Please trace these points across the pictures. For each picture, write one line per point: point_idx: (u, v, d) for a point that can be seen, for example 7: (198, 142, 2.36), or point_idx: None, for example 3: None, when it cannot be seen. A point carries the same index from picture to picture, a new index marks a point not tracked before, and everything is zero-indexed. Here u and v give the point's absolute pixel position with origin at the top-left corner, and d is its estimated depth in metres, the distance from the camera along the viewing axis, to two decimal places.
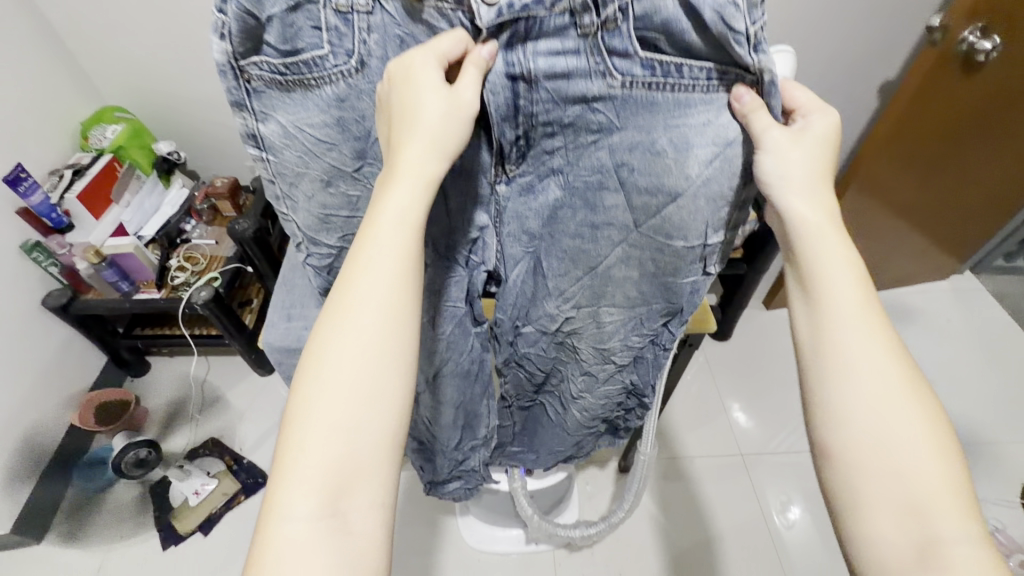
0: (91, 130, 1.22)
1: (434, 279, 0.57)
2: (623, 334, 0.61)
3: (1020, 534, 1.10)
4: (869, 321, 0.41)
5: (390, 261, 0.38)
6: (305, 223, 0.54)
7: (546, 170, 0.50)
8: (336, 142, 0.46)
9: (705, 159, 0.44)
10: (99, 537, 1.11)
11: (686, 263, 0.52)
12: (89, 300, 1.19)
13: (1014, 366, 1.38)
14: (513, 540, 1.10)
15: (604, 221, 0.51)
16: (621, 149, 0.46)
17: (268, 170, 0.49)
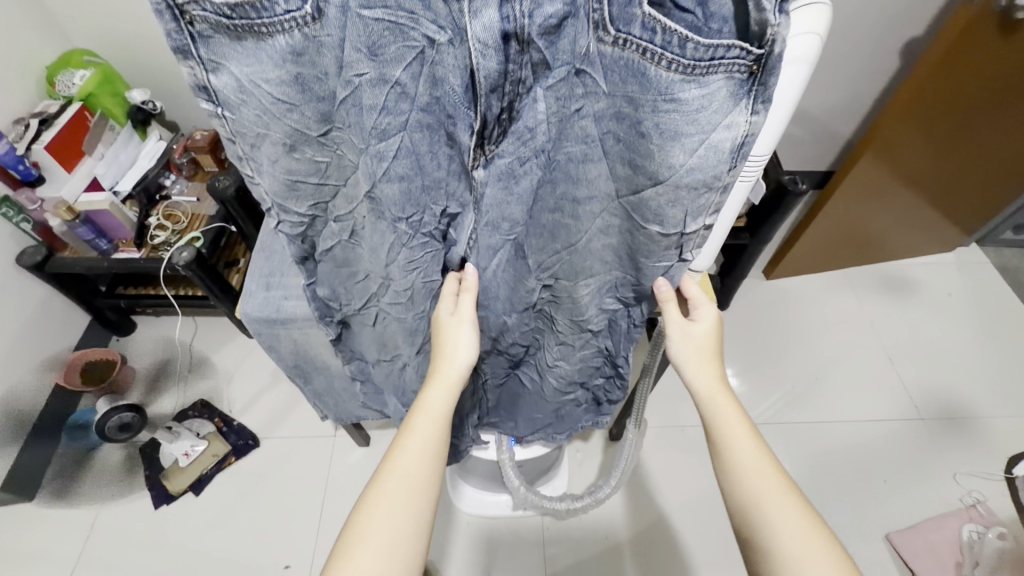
0: (57, 75, 1.13)
1: (411, 255, 0.53)
2: (598, 298, 0.59)
3: (1000, 505, 1.12)
4: (766, 470, 0.50)
5: (423, 439, 0.52)
6: (272, 188, 0.47)
7: (530, 150, 0.44)
8: (296, 101, 0.41)
9: (690, 148, 0.41)
10: (90, 494, 1.12)
11: (659, 248, 0.50)
12: (66, 257, 1.14)
13: (1011, 340, 1.36)
14: (502, 505, 1.10)
15: (586, 196, 0.48)
16: (606, 119, 0.42)
17: (226, 128, 0.42)
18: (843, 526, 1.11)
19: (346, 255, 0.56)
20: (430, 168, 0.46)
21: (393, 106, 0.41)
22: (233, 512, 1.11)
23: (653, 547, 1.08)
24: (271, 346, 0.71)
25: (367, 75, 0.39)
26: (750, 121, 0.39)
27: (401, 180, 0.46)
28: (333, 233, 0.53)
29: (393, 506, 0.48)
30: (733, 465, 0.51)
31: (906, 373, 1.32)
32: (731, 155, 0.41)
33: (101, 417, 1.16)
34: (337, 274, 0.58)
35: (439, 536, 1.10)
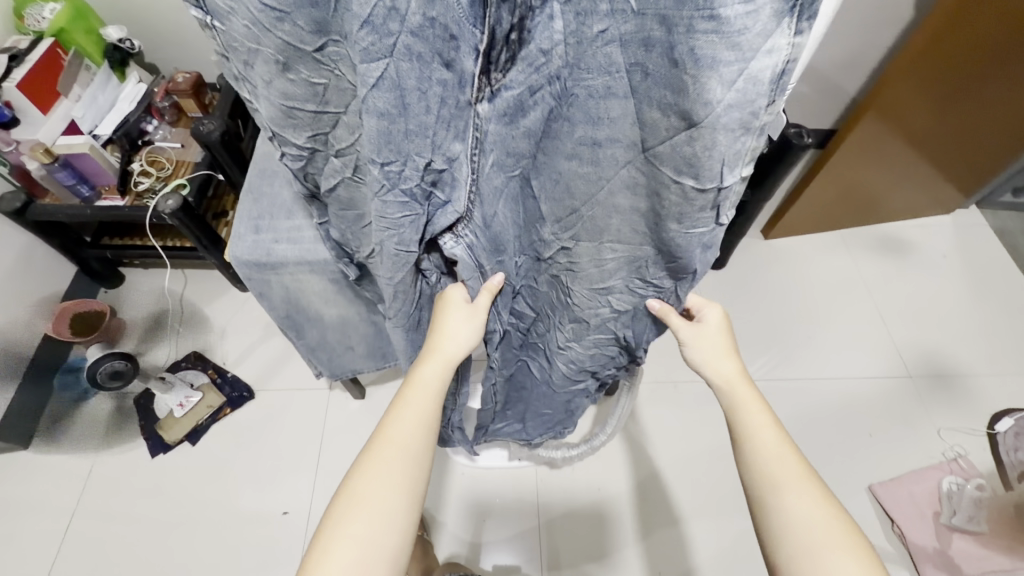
0: (27, 8, 1.07)
1: (382, 210, 0.43)
2: (625, 276, 0.53)
3: (981, 459, 1.16)
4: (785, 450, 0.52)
5: (427, 399, 0.54)
6: (270, 114, 0.42)
7: (542, 78, 0.37)
8: (285, 6, 0.33)
9: (728, 80, 0.31)
10: (87, 443, 1.13)
11: (693, 209, 0.41)
12: (47, 205, 1.10)
13: (1002, 301, 1.37)
14: (497, 456, 1.14)
15: (607, 137, 0.39)
16: (635, 48, 0.34)
17: (218, 41, 0.37)
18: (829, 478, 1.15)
19: (350, 196, 0.48)
20: (415, 106, 0.37)
21: (379, 24, 0.32)
22: (230, 460, 1.12)
23: (642, 495, 1.11)
24: (263, 293, 0.70)
25: None
26: (795, 43, 0.30)
27: (382, 117, 0.36)
28: (334, 171, 0.46)
29: (390, 471, 0.50)
30: (747, 440, 0.54)
31: (897, 332, 1.33)
32: (770, 87, 0.32)
33: (93, 362, 1.09)
34: (344, 217, 0.52)
35: (435, 484, 1.13)
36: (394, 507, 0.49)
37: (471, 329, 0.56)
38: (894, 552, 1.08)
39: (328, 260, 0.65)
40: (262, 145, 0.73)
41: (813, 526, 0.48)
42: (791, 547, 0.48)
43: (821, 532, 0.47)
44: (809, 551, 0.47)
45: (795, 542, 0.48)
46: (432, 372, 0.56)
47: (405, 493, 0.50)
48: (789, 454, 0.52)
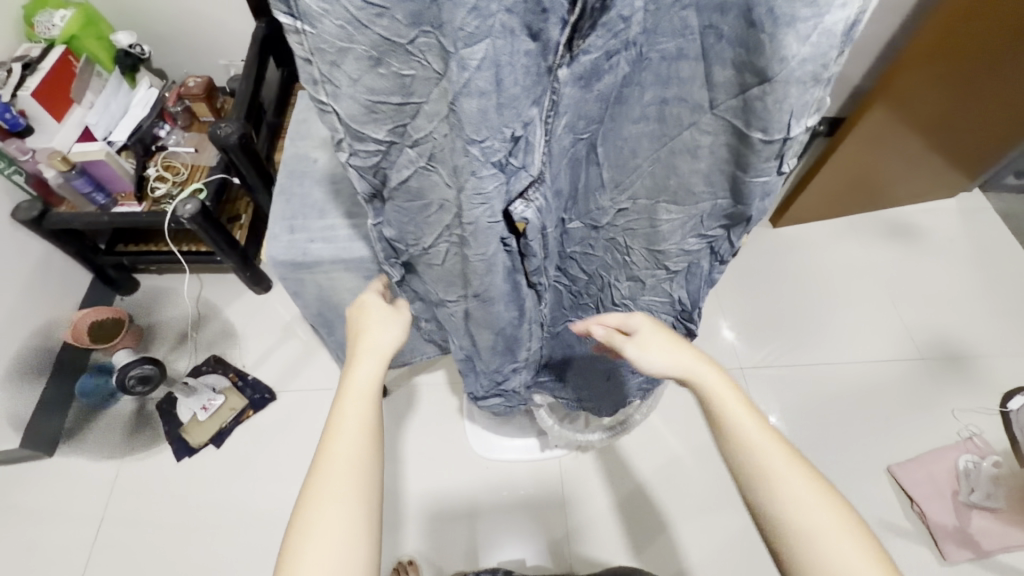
0: (36, 16, 1.08)
1: (479, 186, 0.40)
2: (683, 232, 0.51)
3: (996, 438, 1.18)
4: (775, 445, 0.50)
5: (364, 405, 0.54)
6: (350, 114, 0.38)
7: (622, 44, 0.36)
8: (386, 0, 0.30)
9: (804, 35, 0.31)
10: (111, 450, 1.13)
11: (759, 160, 0.40)
12: (63, 212, 1.10)
13: (1012, 283, 1.39)
14: (527, 448, 1.15)
15: (675, 96, 0.39)
16: (709, 11, 0.33)
17: (303, 45, 0.33)
18: (846, 461, 1.17)
19: (420, 186, 0.46)
20: (507, 82, 0.34)
21: (484, 8, 0.30)
22: (254, 462, 1.13)
23: (665, 484, 1.13)
24: (298, 293, 0.70)
25: None
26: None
27: (481, 98, 0.34)
28: (409, 162, 0.43)
29: (337, 485, 0.48)
30: (737, 441, 0.51)
31: (910, 316, 1.34)
32: (842, 38, 0.32)
33: (120, 370, 1.10)
34: (408, 209, 0.49)
35: (460, 477, 1.15)
36: (351, 524, 0.47)
37: (394, 330, 0.61)
38: (914, 531, 1.09)
39: (363, 257, 0.66)
40: (291, 146, 0.74)
41: (806, 509, 0.47)
42: (793, 535, 0.47)
43: (826, 524, 0.46)
44: (807, 533, 0.46)
45: (802, 539, 0.46)
46: (367, 372, 0.56)
47: (360, 507, 0.48)
48: (779, 447, 0.50)
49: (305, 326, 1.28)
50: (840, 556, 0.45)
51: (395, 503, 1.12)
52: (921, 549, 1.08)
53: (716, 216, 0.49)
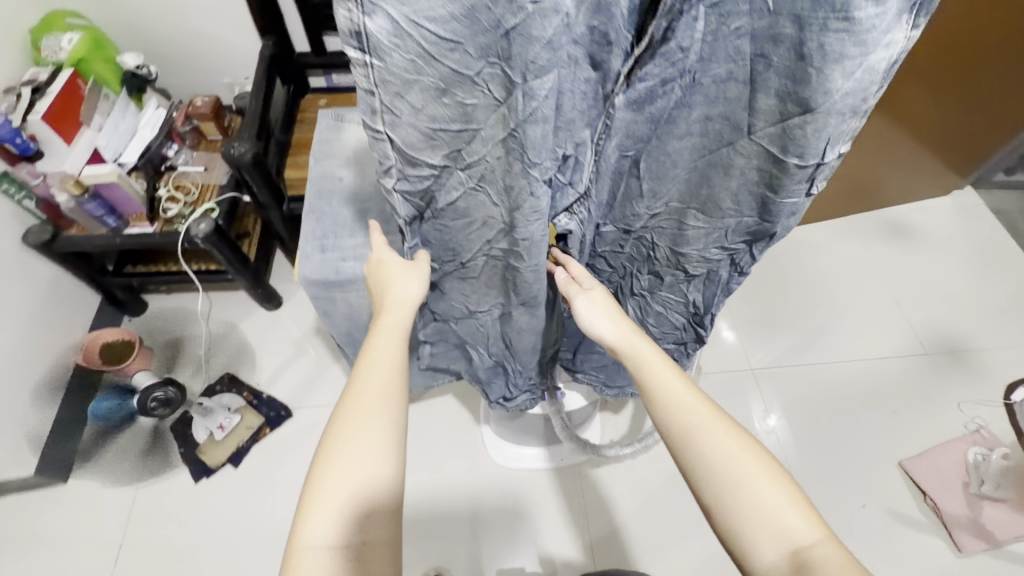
0: (43, 40, 1.08)
1: (533, 206, 0.42)
2: (710, 239, 0.51)
3: (1002, 429, 1.21)
4: (698, 404, 0.50)
5: (392, 352, 0.52)
6: (407, 140, 0.39)
7: (676, 71, 0.36)
8: (460, 36, 0.31)
9: (849, 72, 0.32)
10: (126, 474, 1.11)
11: (792, 182, 0.41)
12: (73, 236, 1.09)
13: (1007, 277, 1.43)
14: (543, 457, 1.14)
15: (720, 114, 0.39)
16: (763, 40, 0.33)
17: (369, 78, 0.34)
18: (859, 456, 1.19)
19: (467, 206, 0.47)
20: (569, 106, 0.37)
21: (557, 42, 0.32)
22: (272, 480, 1.12)
23: (685, 487, 1.13)
24: (329, 311, 0.70)
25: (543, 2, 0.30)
26: (909, 36, 0.32)
27: (545, 123, 0.36)
28: (459, 183, 0.44)
29: (363, 423, 0.49)
30: (664, 402, 0.50)
31: (912, 313, 1.38)
32: (884, 74, 0.33)
33: (142, 394, 1.13)
34: (451, 226, 0.50)
35: (480, 488, 1.14)
36: (372, 467, 0.48)
37: (417, 280, 0.55)
38: (929, 523, 1.12)
39: None
40: (316, 166, 0.74)
41: (733, 462, 0.47)
42: (717, 486, 0.47)
43: (748, 476, 0.46)
44: (733, 485, 0.46)
45: (723, 490, 0.47)
46: (394, 319, 0.54)
47: (385, 452, 0.49)
48: (702, 405, 0.50)
49: (317, 343, 1.28)
50: (763, 505, 0.45)
51: (415, 515, 1.12)
52: (936, 540, 1.10)
53: (740, 230, 0.50)
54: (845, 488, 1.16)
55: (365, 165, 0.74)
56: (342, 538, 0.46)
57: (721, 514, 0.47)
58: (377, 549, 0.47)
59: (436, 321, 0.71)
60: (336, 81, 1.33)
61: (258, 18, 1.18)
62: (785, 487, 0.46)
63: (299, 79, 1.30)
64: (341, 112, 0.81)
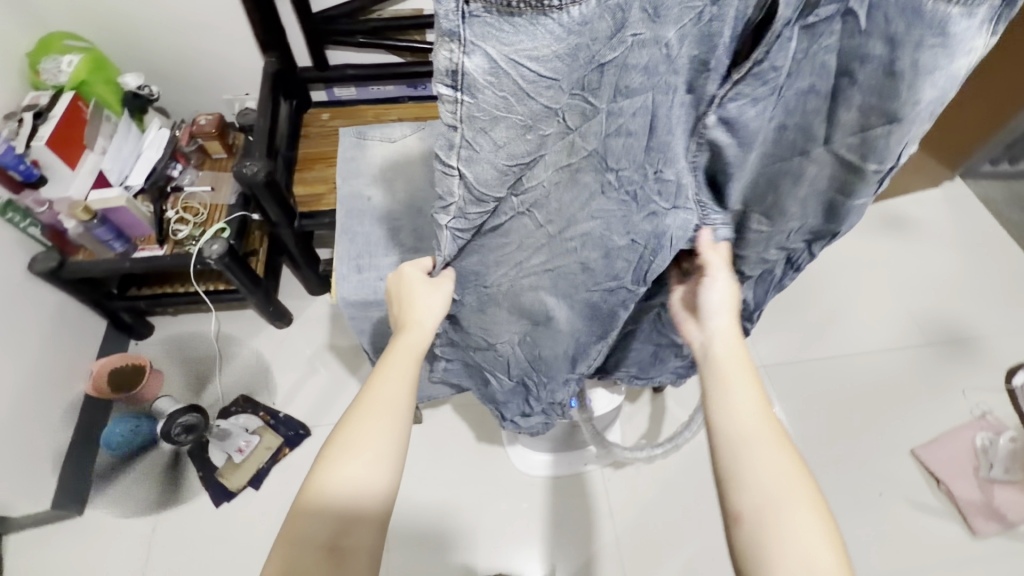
0: (42, 62, 1.06)
1: (604, 205, 0.45)
2: (781, 240, 0.54)
3: (1006, 413, 1.25)
4: (763, 416, 0.46)
5: (406, 368, 0.52)
6: (479, 178, 0.39)
7: (768, 90, 0.37)
8: (558, 74, 0.33)
9: (938, 83, 0.34)
10: (144, 503, 1.09)
11: (863, 183, 0.44)
12: (81, 261, 1.06)
13: (1000, 264, 1.47)
14: (567, 463, 1.15)
15: (796, 124, 0.42)
16: (849, 58, 0.36)
17: (455, 114, 0.35)
18: (872, 446, 1.22)
19: (514, 232, 0.48)
20: (661, 132, 0.39)
21: (654, 68, 0.35)
22: None
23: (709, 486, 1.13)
24: (369, 333, 0.70)
25: (642, 36, 0.34)
26: (989, 43, 0.33)
27: (630, 137, 0.39)
28: (514, 211, 0.45)
29: (380, 433, 0.49)
30: (728, 401, 0.47)
31: (912, 303, 1.41)
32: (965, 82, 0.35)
33: (165, 423, 1.11)
34: (486, 248, 0.50)
35: (505, 497, 1.14)
36: (371, 482, 0.48)
37: (439, 301, 0.55)
38: (943, 508, 1.15)
39: None
40: (343, 185, 0.74)
41: (784, 480, 0.43)
42: (755, 495, 0.43)
43: (793, 498, 0.42)
44: (775, 500, 0.42)
45: (758, 501, 0.42)
46: (415, 338, 0.54)
47: (387, 470, 0.49)
48: (768, 417, 0.46)
49: (331, 359, 1.26)
50: (795, 532, 0.41)
51: (441, 528, 1.11)
52: (951, 525, 1.13)
53: (802, 231, 0.53)
54: (863, 479, 1.18)
55: (392, 182, 0.74)
56: (325, 543, 0.46)
57: (749, 525, 0.42)
58: (361, 554, 0.47)
59: (453, 345, 0.69)
60: (339, 94, 1.33)
61: (261, 33, 1.15)
62: (828, 529, 0.41)
63: (301, 92, 1.28)
64: (362, 129, 0.81)
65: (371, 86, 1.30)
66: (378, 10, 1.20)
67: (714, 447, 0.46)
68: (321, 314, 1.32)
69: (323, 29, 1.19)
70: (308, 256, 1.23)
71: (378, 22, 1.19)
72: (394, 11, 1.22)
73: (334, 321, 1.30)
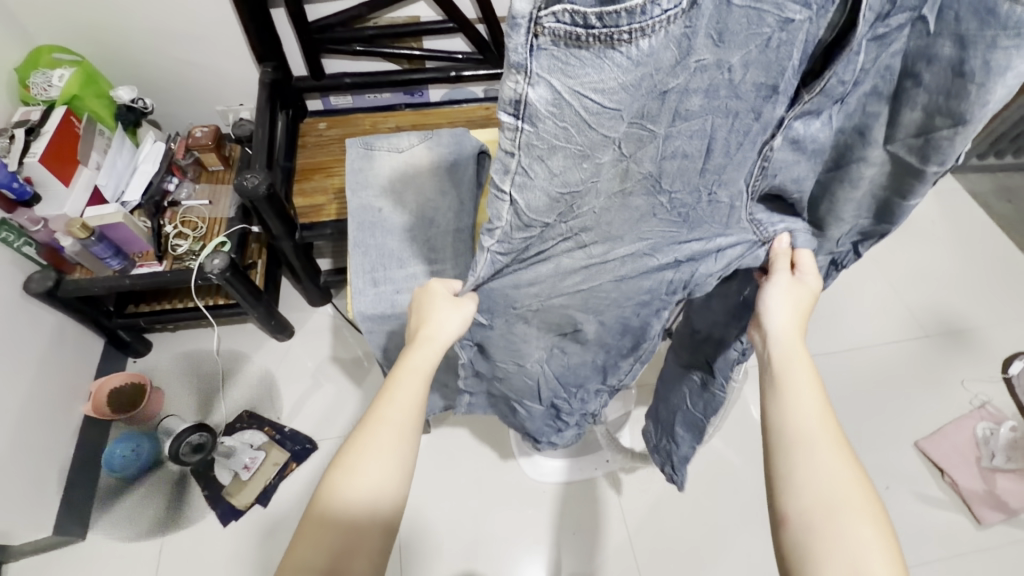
0: (30, 77, 1.03)
1: (650, 228, 0.47)
2: (833, 242, 0.57)
3: (1005, 403, 1.27)
4: (825, 424, 0.46)
5: (417, 388, 0.52)
6: (531, 205, 0.39)
7: (832, 101, 0.42)
8: (622, 103, 0.33)
9: (1010, 84, 0.38)
10: (149, 524, 1.07)
11: (922, 185, 0.47)
12: (79, 279, 1.04)
13: (992, 256, 1.50)
14: (577, 469, 1.15)
15: (853, 126, 0.46)
16: (916, 59, 0.41)
17: (514, 142, 0.34)
18: (876, 441, 1.23)
19: (550, 252, 0.47)
20: (717, 151, 0.41)
21: (714, 92, 0.37)
22: None
23: (719, 487, 1.13)
24: (389, 350, 0.69)
25: (704, 62, 0.35)
26: None
27: (684, 158, 0.41)
28: (561, 236, 0.45)
29: (386, 453, 0.49)
30: (788, 404, 0.47)
31: (908, 297, 1.44)
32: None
33: (173, 441, 1.12)
34: (534, 280, 0.50)
35: (517, 504, 1.13)
36: (379, 502, 0.48)
37: (458, 321, 0.53)
38: (949, 499, 1.17)
39: None
40: (353, 198, 0.74)
41: (840, 486, 0.43)
42: (808, 499, 0.43)
43: (851, 504, 0.42)
44: (829, 505, 0.42)
45: (813, 502, 0.43)
46: (421, 357, 0.52)
47: (394, 493, 0.49)
48: (831, 425, 0.46)
49: (336, 371, 1.25)
50: (848, 536, 0.41)
51: (454, 539, 1.10)
52: (958, 516, 1.15)
53: (851, 234, 0.57)
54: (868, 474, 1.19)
55: (403, 194, 0.74)
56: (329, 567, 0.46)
57: (797, 527, 0.43)
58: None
59: (479, 376, 0.68)
60: (334, 103, 1.32)
61: (256, 45, 1.13)
62: (884, 537, 0.41)
63: (298, 102, 1.26)
64: (368, 140, 0.80)
65: (367, 94, 1.30)
66: (374, 19, 1.19)
67: (770, 449, 0.47)
68: (323, 326, 1.31)
69: (319, 39, 1.17)
70: (309, 267, 1.22)
71: (373, 30, 1.19)
72: (390, 19, 1.20)
73: (338, 332, 1.29)
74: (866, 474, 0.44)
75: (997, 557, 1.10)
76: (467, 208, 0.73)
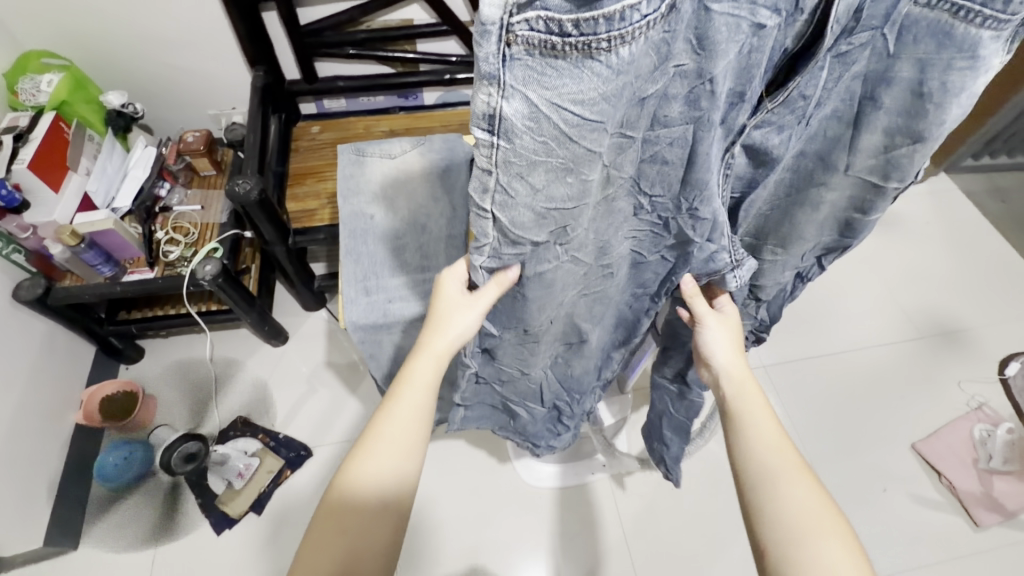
0: (19, 82, 1.02)
1: (635, 227, 0.48)
2: (797, 259, 0.59)
3: (1001, 404, 1.27)
4: (787, 453, 0.48)
5: (420, 398, 0.50)
6: (517, 221, 0.38)
7: (795, 117, 0.39)
8: (604, 115, 0.32)
9: (961, 104, 0.38)
10: (142, 534, 1.06)
11: (883, 200, 0.48)
12: (70, 286, 1.03)
13: (987, 256, 1.50)
14: (575, 474, 1.14)
15: (813, 149, 0.46)
16: (875, 84, 0.39)
17: (490, 158, 0.34)
18: (874, 443, 1.23)
19: (552, 278, 0.47)
20: (700, 165, 0.39)
21: (695, 100, 0.35)
22: (297, 526, 1.07)
23: (717, 490, 1.13)
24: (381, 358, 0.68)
25: (684, 69, 0.33)
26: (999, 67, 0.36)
27: (664, 165, 0.40)
28: (553, 258, 0.44)
29: (386, 465, 0.48)
30: (745, 441, 0.49)
31: (904, 298, 1.43)
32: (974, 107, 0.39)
33: (165, 451, 1.11)
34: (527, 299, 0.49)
35: (513, 510, 1.13)
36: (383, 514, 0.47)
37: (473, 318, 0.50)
38: (946, 502, 1.16)
39: None
40: (344, 204, 0.73)
41: (809, 514, 0.44)
42: (783, 532, 0.44)
43: (823, 533, 0.43)
44: (802, 535, 0.43)
45: (788, 536, 0.44)
46: (425, 368, 0.50)
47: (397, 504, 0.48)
48: (791, 455, 0.48)
49: (330, 376, 1.24)
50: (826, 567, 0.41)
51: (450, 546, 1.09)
52: (955, 518, 1.14)
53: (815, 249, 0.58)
54: (866, 477, 1.19)
55: (394, 200, 0.73)
56: None
57: (779, 563, 0.43)
58: None
59: (481, 383, 0.67)
60: (328, 106, 1.32)
61: (248, 47, 1.11)
62: (860, 563, 0.42)
63: (290, 105, 1.26)
64: (360, 146, 0.78)
65: (361, 97, 1.29)
66: (366, 22, 1.18)
67: (739, 484, 0.48)
68: (316, 331, 1.30)
69: (311, 42, 1.16)
70: (303, 273, 1.21)
71: (364, 34, 1.17)
72: (384, 22, 1.19)
73: (332, 337, 1.28)
74: (834, 500, 0.46)
75: (994, 560, 1.10)
76: (459, 215, 0.72)
